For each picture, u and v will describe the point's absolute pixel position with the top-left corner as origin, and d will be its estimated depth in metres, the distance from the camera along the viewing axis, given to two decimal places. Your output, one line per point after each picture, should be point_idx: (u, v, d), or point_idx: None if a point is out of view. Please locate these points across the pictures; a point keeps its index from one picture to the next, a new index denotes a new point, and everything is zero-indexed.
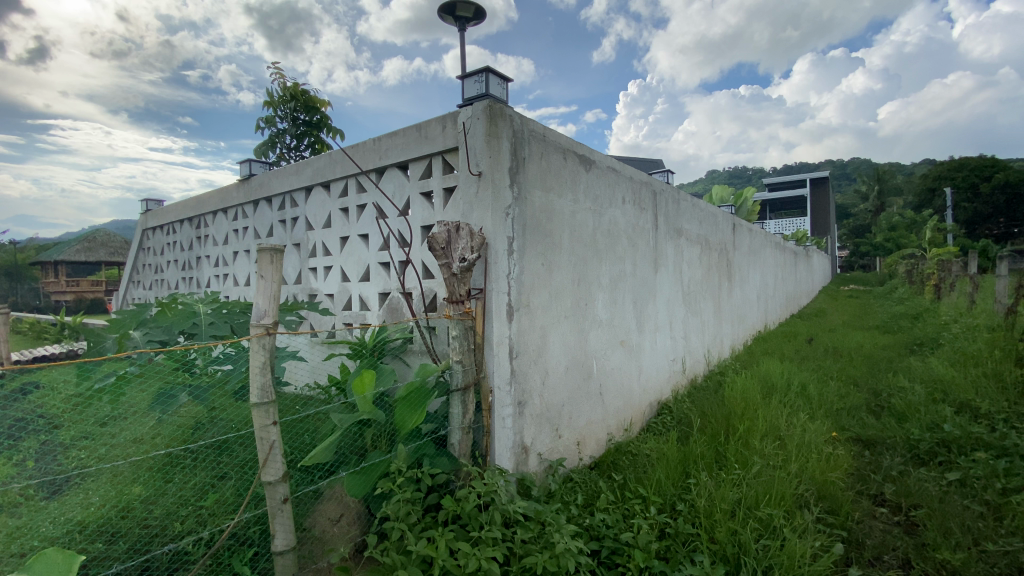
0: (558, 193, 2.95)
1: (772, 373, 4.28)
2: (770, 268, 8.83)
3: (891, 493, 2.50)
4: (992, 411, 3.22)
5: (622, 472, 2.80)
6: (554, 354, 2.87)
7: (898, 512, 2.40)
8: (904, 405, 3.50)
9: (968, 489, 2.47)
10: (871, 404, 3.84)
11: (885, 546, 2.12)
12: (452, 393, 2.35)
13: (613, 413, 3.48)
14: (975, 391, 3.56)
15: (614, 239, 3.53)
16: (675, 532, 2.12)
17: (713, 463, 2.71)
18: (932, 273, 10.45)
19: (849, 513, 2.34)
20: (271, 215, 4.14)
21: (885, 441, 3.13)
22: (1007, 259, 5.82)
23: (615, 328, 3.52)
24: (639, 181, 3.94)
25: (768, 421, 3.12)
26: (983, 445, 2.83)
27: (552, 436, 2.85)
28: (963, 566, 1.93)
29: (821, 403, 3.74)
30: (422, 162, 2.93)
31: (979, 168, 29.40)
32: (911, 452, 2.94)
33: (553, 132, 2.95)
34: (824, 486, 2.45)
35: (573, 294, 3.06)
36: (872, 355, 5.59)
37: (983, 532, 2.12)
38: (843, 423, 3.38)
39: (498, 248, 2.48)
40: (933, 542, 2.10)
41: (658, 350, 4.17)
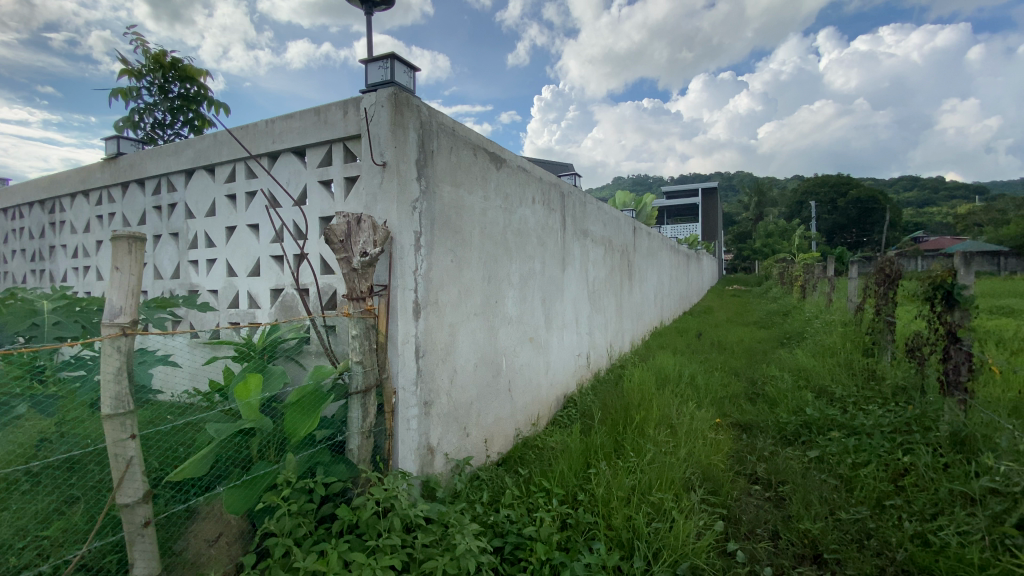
0: (468, 189, 2.90)
1: (666, 366, 4.59)
2: (666, 269, 9.49)
3: (763, 471, 2.77)
4: (844, 394, 3.70)
5: (527, 467, 2.83)
6: (462, 352, 2.82)
7: (769, 488, 2.67)
8: (775, 392, 3.93)
9: (825, 464, 2.80)
10: (749, 391, 4.26)
11: (759, 521, 2.32)
12: (350, 395, 2.21)
13: (522, 409, 3.50)
14: (831, 378, 4.08)
15: (524, 238, 3.56)
16: (575, 522, 2.17)
17: (612, 453, 2.83)
18: (799, 275, 11.87)
19: (729, 493, 2.54)
20: (143, 201, 3.66)
21: (760, 426, 3.46)
22: (857, 264, 6.75)
23: (524, 325, 3.55)
24: (549, 182, 4.02)
25: (662, 410, 3.33)
26: (837, 425, 3.23)
27: (459, 435, 2.80)
28: (821, 534, 2.16)
29: (708, 392, 4.07)
30: (321, 149, 2.74)
31: (836, 185, 33.99)
32: (780, 433, 3.30)
33: (463, 126, 2.89)
34: (708, 468, 2.65)
35: (482, 291, 3.03)
36: (751, 348, 6.21)
37: (837, 502, 2.40)
38: (725, 410, 3.71)
39: (403, 243, 2.37)
40: (797, 514, 2.34)
41: (565, 346, 4.29)
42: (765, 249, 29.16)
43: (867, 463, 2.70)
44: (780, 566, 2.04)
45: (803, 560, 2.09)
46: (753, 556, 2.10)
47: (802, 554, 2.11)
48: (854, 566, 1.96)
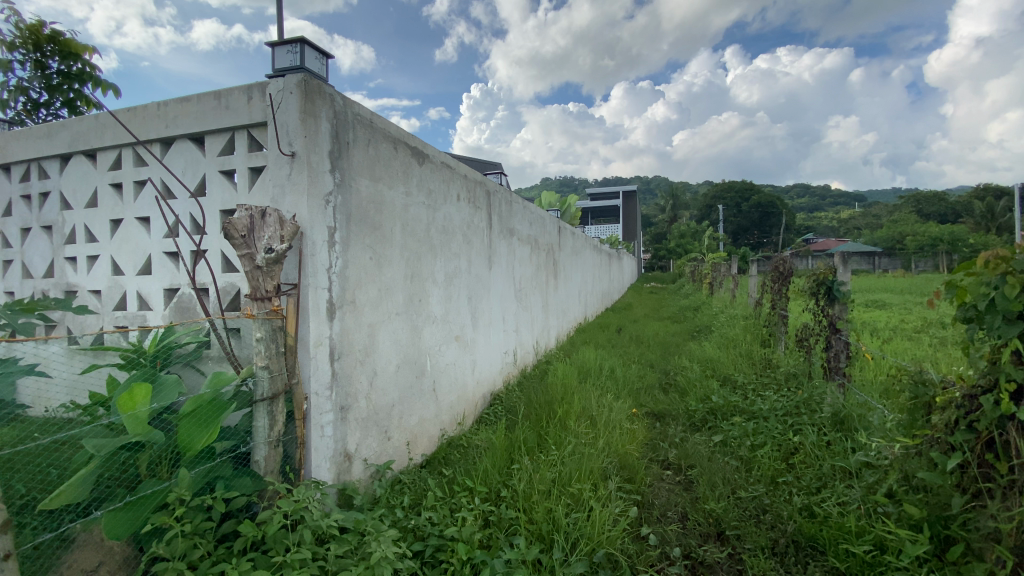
0: (388, 184, 2.80)
1: (588, 361, 4.74)
2: (589, 267, 9.81)
3: (674, 457, 2.94)
4: (744, 382, 4.03)
5: (451, 467, 2.79)
6: (382, 353, 2.72)
7: (679, 472, 2.84)
8: (686, 382, 4.19)
9: (728, 447, 3.03)
10: (663, 382, 4.51)
11: (670, 505, 2.45)
12: (255, 403, 2.06)
13: (447, 409, 3.44)
14: (734, 367, 4.43)
15: (449, 236, 3.50)
16: (497, 519, 2.17)
17: (534, 448, 2.87)
18: (708, 274, 12.78)
19: (644, 479, 2.66)
20: (6, 189, 3.18)
21: (672, 414, 3.67)
22: (756, 263, 7.38)
23: (449, 323, 3.49)
24: (474, 180, 3.99)
25: (582, 404, 3.43)
26: (739, 410, 3.49)
27: (379, 439, 2.70)
28: (724, 512, 2.33)
29: (626, 384, 4.26)
30: (222, 137, 2.52)
31: (740, 191, 36.98)
32: (690, 420, 3.53)
33: (382, 119, 2.79)
34: (625, 457, 2.77)
35: (404, 290, 2.94)
36: (665, 342, 6.59)
37: (738, 482, 2.59)
38: (641, 400, 3.91)
39: (315, 239, 2.24)
40: (704, 495, 2.49)
41: (491, 344, 4.28)
42: (680, 250, 31.08)
43: (764, 445, 2.94)
44: (688, 546, 2.15)
45: (708, 538, 2.23)
46: (664, 538, 2.20)
47: (707, 532, 2.25)
48: (752, 540, 2.12)
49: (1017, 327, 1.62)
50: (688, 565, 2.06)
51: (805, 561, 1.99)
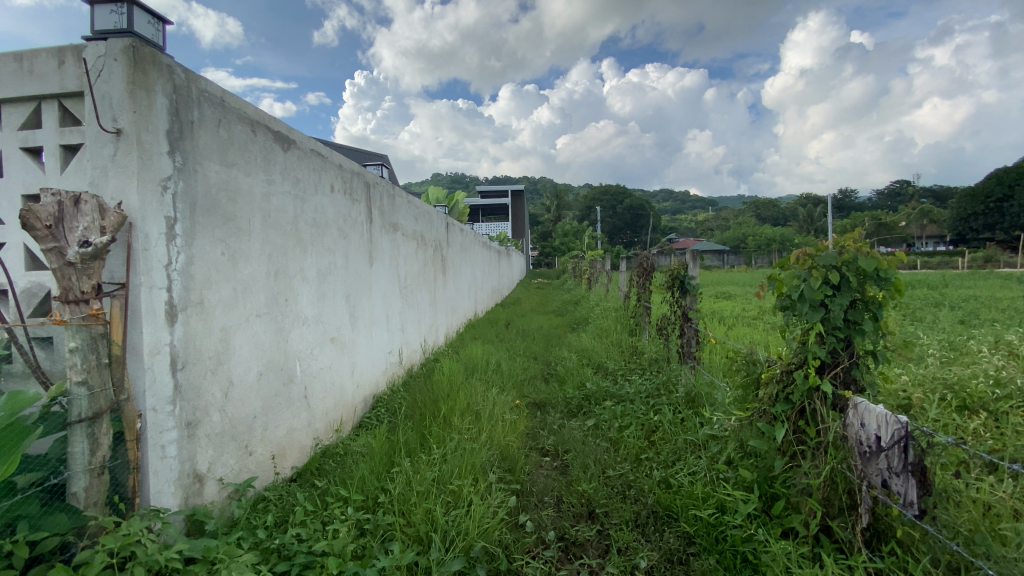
0: (245, 171, 2.52)
1: (474, 356, 4.77)
2: (477, 264, 9.89)
3: (552, 445, 3.07)
4: (616, 368, 4.35)
5: (324, 477, 2.61)
6: (239, 358, 2.45)
7: (556, 458, 2.96)
8: (565, 371, 4.41)
9: (600, 430, 3.24)
10: (544, 372, 4.69)
11: (547, 490, 2.54)
12: (70, 425, 1.75)
13: (322, 416, 3.21)
14: (607, 355, 4.76)
15: (321, 229, 3.27)
16: (372, 527, 2.07)
17: (415, 448, 2.80)
18: (588, 270, 13.61)
19: (523, 468, 2.73)
20: None
21: (551, 403, 3.83)
22: (627, 259, 8.04)
23: (323, 324, 3.26)
24: (350, 171, 3.77)
25: (465, 399, 3.43)
26: (610, 395, 3.76)
27: (238, 455, 2.43)
28: (594, 492, 2.48)
29: (510, 377, 4.36)
30: (23, 106, 2.07)
31: (616, 193, 39.94)
32: (568, 407, 3.72)
33: (236, 97, 2.51)
34: (505, 449, 2.82)
35: (267, 288, 2.68)
36: (548, 334, 6.89)
37: (607, 462, 2.77)
38: (525, 391, 4.02)
39: (149, 231, 1.94)
40: (578, 479, 2.62)
41: (373, 344, 4.09)
42: (563, 247, 32.67)
43: (630, 426, 3.19)
44: (562, 528, 2.25)
45: (581, 518, 2.35)
46: (540, 523, 2.28)
47: (579, 513, 2.37)
48: (618, 516, 2.28)
49: (819, 313, 1.93)
50: (562, 546, 2.14)
51: (663, 530, 2.18)
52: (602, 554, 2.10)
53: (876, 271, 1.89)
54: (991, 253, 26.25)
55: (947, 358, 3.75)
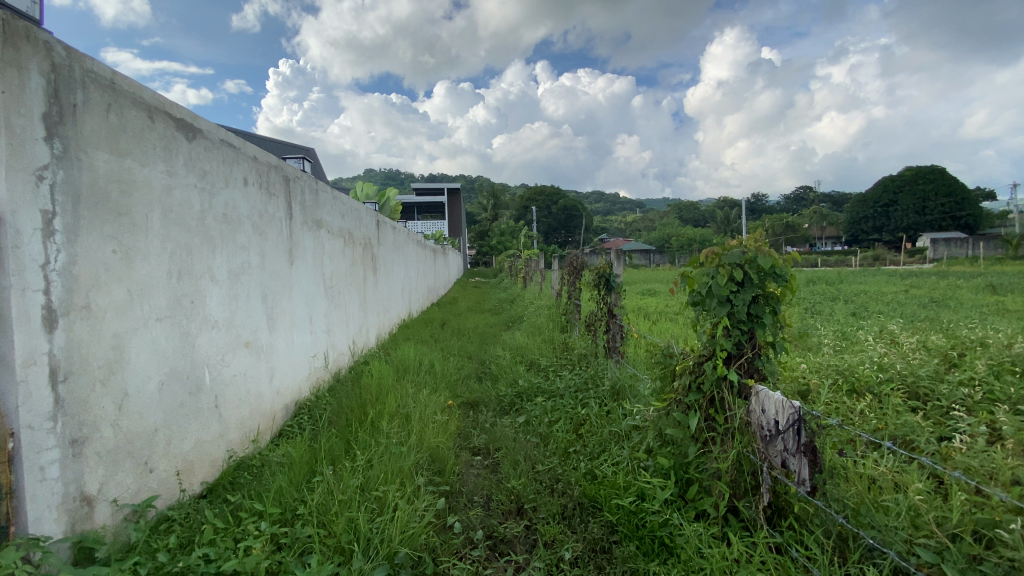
0: (141, 161, 2.30)
1: (405, 357, 4.66)
2: (412, 262, 9.70)
3: (483, 444, 3.06)
4: (548, 364, 4.42)
5: (238, 491, 2.45)
6: (136, 366, 2.23)
7: (487, 456, 2.96)
8: (498, 369, 4.43)
9: (531, 426, 3.27)
10: (478, 371, 4.68)
11: (477, 489, 2.53)
12: None
13: (236, 425, 3.00)
14: (539, 352, 4.83)
15: (232, 225, 3.05)
16: (290, 541, 1.95)
17: (339, 455, 2.69)
18: (523, 268, 13.76)
19: (453, 469, 2.70)
20: None
21: (484, 402, 3.83)
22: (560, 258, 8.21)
23: (235, 327, 3.04)
24: (267, 164, 3.56)
25: (393, 402, 3.35)
26: (541, 391, 3.82)
27: (137, 473, 2.22)
28: (522, 487, 2.50)
29: (443, 377, 4.30)
30: None
31: (550, 194, 40.71)
32: (500, 405, 3.73)
33: (129, 80, 2.28)
34: (435, 450, 2.77)
35: (168, 289, 2.46)
36: (483, 333, 6.89)
37: (537, 457, 2.80)
38: (458, 391, 3.98)
39: (20, 227, 1.71)
40: (507, 475, 2.63)
41: (295, 347, 3.88)
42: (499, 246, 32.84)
43: (559, 421, 3.26)
44: (490, 526, 2.24)
45: (509, 514, 2.36)
46: (468, 524, 2.26)
47: (508, 510, 2.38)
48: (545, 510, 2.31)
49: (726, 308, 2.06)
50: (490, 544, 2.15)
51: (588, 520, 2.24)
52: (529, 549, 2.12)
53: (774, 268, 2.05)
54: (878, 253, 29.48)
55: (841, 347, 4.15)
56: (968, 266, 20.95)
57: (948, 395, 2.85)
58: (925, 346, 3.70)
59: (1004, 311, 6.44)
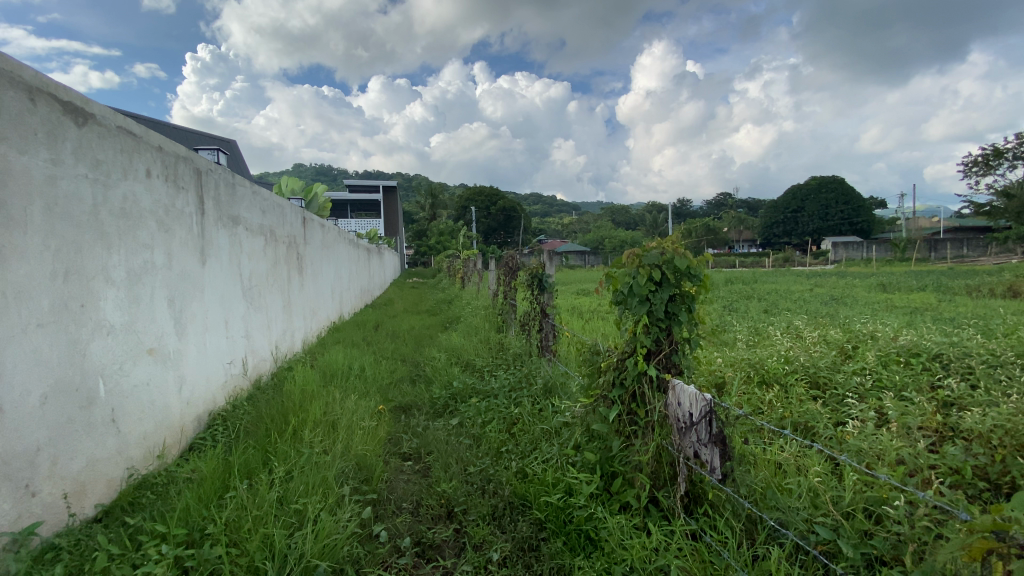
0: (19, 148, 2.04)
1: (333, 362, 4.47)
2: (343, 262, 9.33)
3: (414, 448, 2.99)
4: (483, 364, 4.41)
5: (137, 513, 2.22)
6: (13, 379, 1.98)
7: (417, 460, 2.89)
8: (432, 372, 4.35)
9: (464, 428, 3.24)
10: (412, 373, 4.57)
11: (406, 494, 2.47)
12: None
13: (138, 440, 2.73)
14: (475, 353, 4.81)
15: (132, 221, 2.78)
16: (198, 563, 1.81)
17: (256, 468, 2.53)
18: (461, 268, 13.66)
19: (381, 476, 2.61)
20: None
21: (417, 405, 3.74)
22: (497, 258, 8.23)
23: (136, 332, 2.77)
24: (174, 155, 3.28)
25: (318, 409, 3.20)
26: (475, 392, 3.80)
27: (14, 499, 1.96)
28: (453, 490, 2.46)
29: (374, 381, 4.17)
30: None
31: (488, 195, 40.80)
32: (433, 408, 3.66)
33: (4, 56, 2.02)
34: (361, 458, 2.68)
35: (53, 292, 2.20)
36: (419, 334, 6.75)
37: (468, 459, 2.77)
38: (389, 395, 3.87)
39: None
40: (438, 479, 2.58)
41: (208, 353, 3.60)
42: (437, 247, 32.44)
43: (492, 421, 3.25)
44: (418, 532, 2.20)
45: (438, 519, 2.31)
46: (395, 531, 2.20)
47: (437, 514, 2.33)
48: (475, 511, 2.29)
49: (645, 306, 2.15)
50: (417, 551, 2.10)
51: (517, 519, 2.24)
52: (458, 553, 2.10)
53: (689, 269, 2.16)
54: (789, 255, 32.09)
55: (754, 342, 4.47)
56: (863, 268, 23.31)
57: (844, 384, 3.15)
58: (825, 340, 4.07)
59: (890, 307, 7.22)
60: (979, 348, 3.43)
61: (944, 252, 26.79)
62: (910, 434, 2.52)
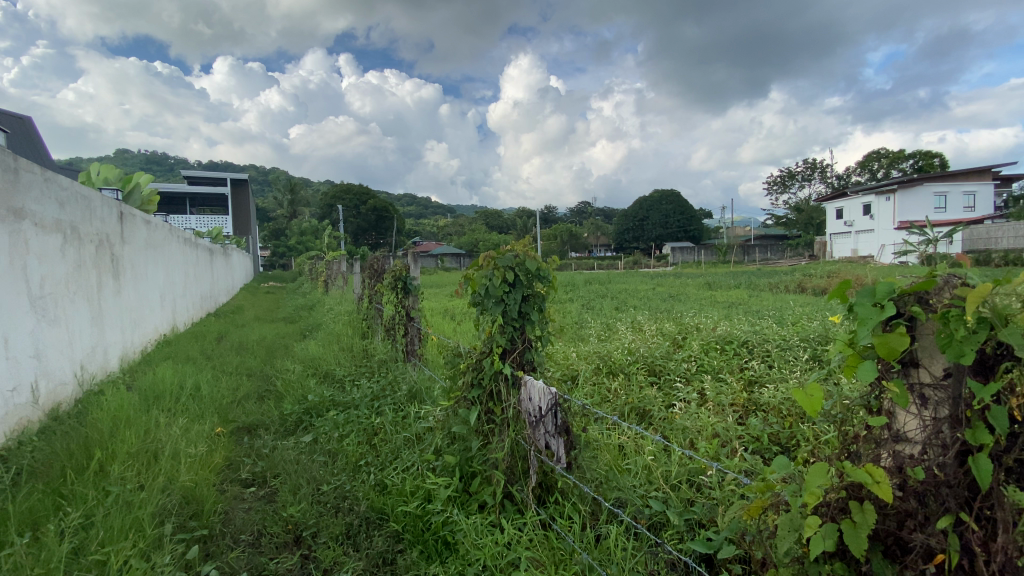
0: None
1: (160, 381, 3.87)
2: (179, 265, 8.14)
3: (258, 472, 2.70)
4: (343, 373, 4.16)
5: None
6: None
7: (262, 485, 2.61)
8: (284, 386, 3.99)
9: (317, 445, 3.01)
10: (260, 389, 4.15)
11: (245, 525, 2.21)
12: None
13: None
14: (334, 361, 4.52)
15: None
16: None
17: (45, 517, 2.07)
18: (324, 272, 12.81)
19: (215, 508, 2.31)
20: None
21: (264, 423, 3.40)
22: (361, 261, 7.87)
23: None
24: None
25: (135, 439, 2.73)
26: (334, 404, 3.57)
27: None
28: (302, 514, 2.26)
29: (212, 399, 3.69)
30: None
31: (355, 194, 38.91)
32: (283, 425, 3.36)
33: None
34: (190, 490, 2.35)
35: None
36: (272, 344, 6.17)
37: (321, 477, 2.57)
38: (231, 415, 3.45)
39: None
40: (285, 503, 2.36)
41: None
42: (298, 248, 30.02)
43: (350, 434, 3.08)
44: (258, 565, 1.98)
45: (283, 547, 2.11)
46: (230, 567, 1.96)
47: (282, 542, 2.13)
48: (326, 533, 2.14)
49: (501, 306, 2.23)
50: None
51: (373, 534, 2.14)
52: None
53: (539, 271, 2.29)
54: (639, 258, 35.80)
55: (605, 337, 4.88)
56: (697, 269, 26.93)
57: (674, 370, 3.59)
58: (661, 332, 4.59)
59: (714, 302, 8.45)
60: (773, 334, 4.16)
61: (755, 255, 32.16)
62: (723, 411, 2.95)
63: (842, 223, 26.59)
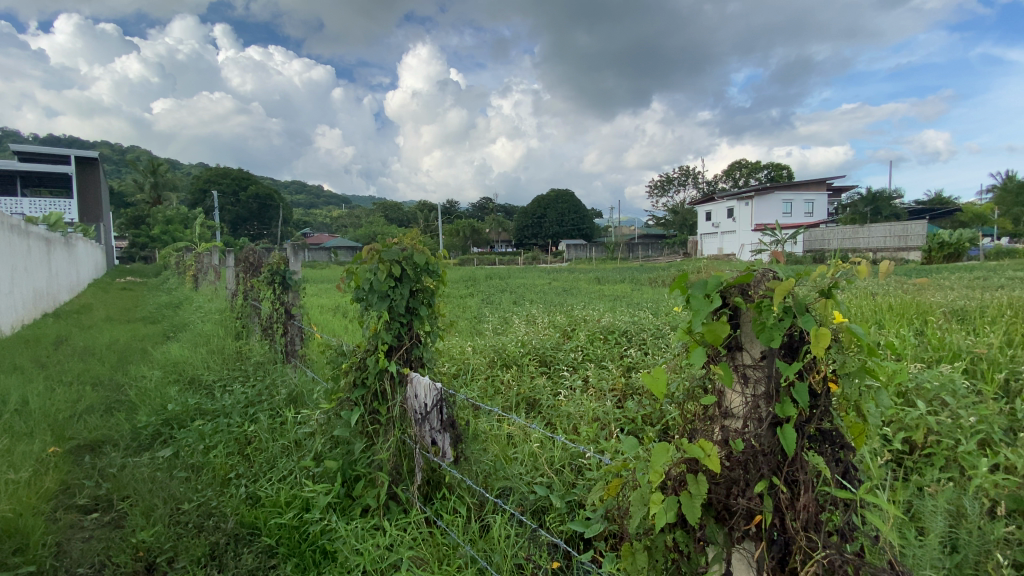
0: None
1: None
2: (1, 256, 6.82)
3: (102, 494, 2.35)
4: (212, 379, 3.78)
5: None
6: None
7: (106, 510, 2.28)
8: (138, 396, 3.52)
9: (178, 459, 2.70)
10: (109, 399, 3.62)
11: (84, 557, 1.92)
12: None
13: None
14: (202, 365, 4.09)
15: None
16: None
17: None
18: (195, 264, 11.51)
19: (43, 541, 1.99)
20: None
21: (112, 439, 2.98)
22: (239, 253, 7.20)
23: None
24: None
25: None
26: (200, 412, 3.24)
27: None
28: (156, 539, 2.02)
29: (44, 415, 3.16)
30: None
31: (234, 180, 35.40)
32: (136, 440, 2.97)
33: None
34: (9, 523, 1.99)
35: None
36: (127, 348, 5.42)
37: (182, 495, 2.30)
38: (68, 431, 2.97)
39: None
40: (135, 527, 2.09)
41: None
42: (164, 238, 26.63)
43: (218, 445, 2.81)
44: None
45: None
46: None
47: (131, 571, 1.89)
48: (186, 557, 1.93)
49: (386, 302, 2.17)
50: None
51: (242, 552, 1.98)
52: None
53: (428, 264, 2.26)
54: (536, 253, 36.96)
55: (499, 330, 4.98)
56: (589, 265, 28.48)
57: (561, 360, 3.76)
58: (552, 325, 4.79)
59: (601, 295, 9.02)
60: (649, 324, 4.54)
61: (640, 252, 34.82)
62: (604, 396, 3.16)
63: (712, 224, 29.75)
